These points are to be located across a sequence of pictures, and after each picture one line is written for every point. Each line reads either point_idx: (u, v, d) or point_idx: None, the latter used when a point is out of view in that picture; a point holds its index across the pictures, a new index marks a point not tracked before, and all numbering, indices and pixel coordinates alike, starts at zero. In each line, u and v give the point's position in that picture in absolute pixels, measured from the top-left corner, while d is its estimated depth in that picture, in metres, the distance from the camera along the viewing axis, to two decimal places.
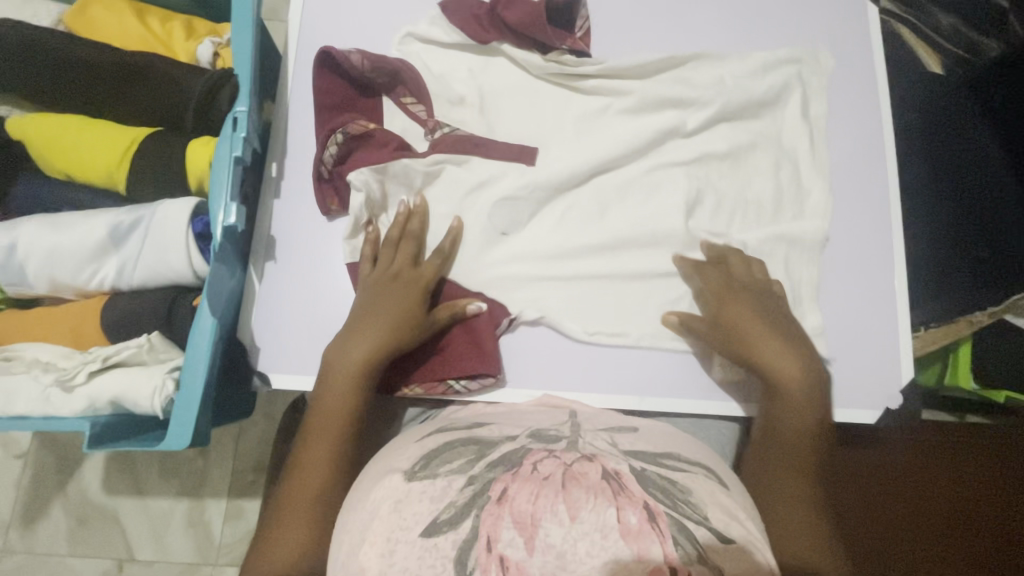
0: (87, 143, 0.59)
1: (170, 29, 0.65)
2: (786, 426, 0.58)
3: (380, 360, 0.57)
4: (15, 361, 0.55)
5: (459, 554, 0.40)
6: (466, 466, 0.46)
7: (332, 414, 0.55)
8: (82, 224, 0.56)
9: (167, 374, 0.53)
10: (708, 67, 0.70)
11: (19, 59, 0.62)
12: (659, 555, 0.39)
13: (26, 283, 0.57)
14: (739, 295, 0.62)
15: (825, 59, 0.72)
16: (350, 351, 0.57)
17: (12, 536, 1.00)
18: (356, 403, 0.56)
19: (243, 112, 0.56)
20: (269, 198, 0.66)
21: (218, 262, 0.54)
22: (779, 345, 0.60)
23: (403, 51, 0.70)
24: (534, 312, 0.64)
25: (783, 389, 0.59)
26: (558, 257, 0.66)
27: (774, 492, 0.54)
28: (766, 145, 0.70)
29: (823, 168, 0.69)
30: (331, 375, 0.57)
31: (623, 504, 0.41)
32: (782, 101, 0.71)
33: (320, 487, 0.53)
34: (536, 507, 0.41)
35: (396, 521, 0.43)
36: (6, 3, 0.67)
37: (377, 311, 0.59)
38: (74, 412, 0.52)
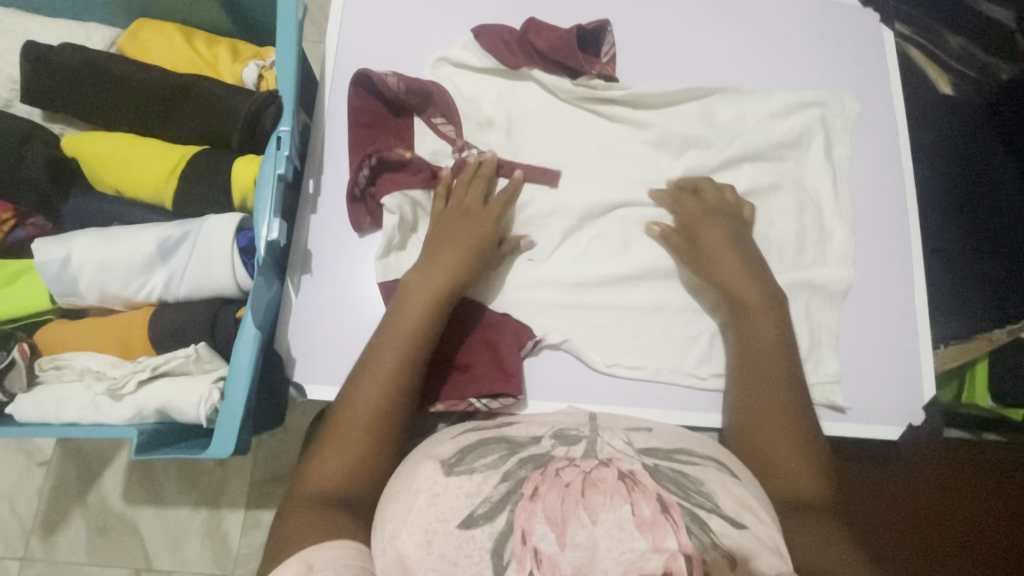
0: (138, 162, 0.62)
1: (216, 52, 0.68)
2: (762, 339, 0.60)
3: (450, 283, 0.59)
4: (66, 369, 0.58)
5: (495, 545, 0.41)
6: (499, 461, 0.47)
7: (401, 337, 0.55)
8: (132, 238, 0.58)
9: (213, 383, 0.55)
10: (732, 105, 0.73)
11: (74, 81, 0.65)
12: (673, 544, 0.40)
13: (77, 295, 0.59)
14: (705, 241, 0.65)
15: (848, 102, 0.75)
16: (427, 278, 0.58)
17: (33, 544, 1.02)
18: (425, 322, 0.56)
19: (287, 131, 0.59)
20: (306, 213, 0.68)
21: (261, 275, 0.56)
22: (743, 276, 0.63)
23: (435, 74, 0.72)
24: (557, 336, 0.65)
25: (759, 342, 0.61)
26: (579, 282, 0.67)
27: (770, 466, 0.54)
28: (790, 187, 0.72)
29: (846, 214, 0.72)
30: (406, 298, 0.58)
31: (637, 498, 0.42)
32: (804, 144, 0.73)
33: (381, 409, 0.52)
34: (564, 509, 0.41)
35: (434, 512, 0.44)
36: (60, 27, 0.71)
37: (451, 244, 0.61)
38: (122, 420, 0.54)
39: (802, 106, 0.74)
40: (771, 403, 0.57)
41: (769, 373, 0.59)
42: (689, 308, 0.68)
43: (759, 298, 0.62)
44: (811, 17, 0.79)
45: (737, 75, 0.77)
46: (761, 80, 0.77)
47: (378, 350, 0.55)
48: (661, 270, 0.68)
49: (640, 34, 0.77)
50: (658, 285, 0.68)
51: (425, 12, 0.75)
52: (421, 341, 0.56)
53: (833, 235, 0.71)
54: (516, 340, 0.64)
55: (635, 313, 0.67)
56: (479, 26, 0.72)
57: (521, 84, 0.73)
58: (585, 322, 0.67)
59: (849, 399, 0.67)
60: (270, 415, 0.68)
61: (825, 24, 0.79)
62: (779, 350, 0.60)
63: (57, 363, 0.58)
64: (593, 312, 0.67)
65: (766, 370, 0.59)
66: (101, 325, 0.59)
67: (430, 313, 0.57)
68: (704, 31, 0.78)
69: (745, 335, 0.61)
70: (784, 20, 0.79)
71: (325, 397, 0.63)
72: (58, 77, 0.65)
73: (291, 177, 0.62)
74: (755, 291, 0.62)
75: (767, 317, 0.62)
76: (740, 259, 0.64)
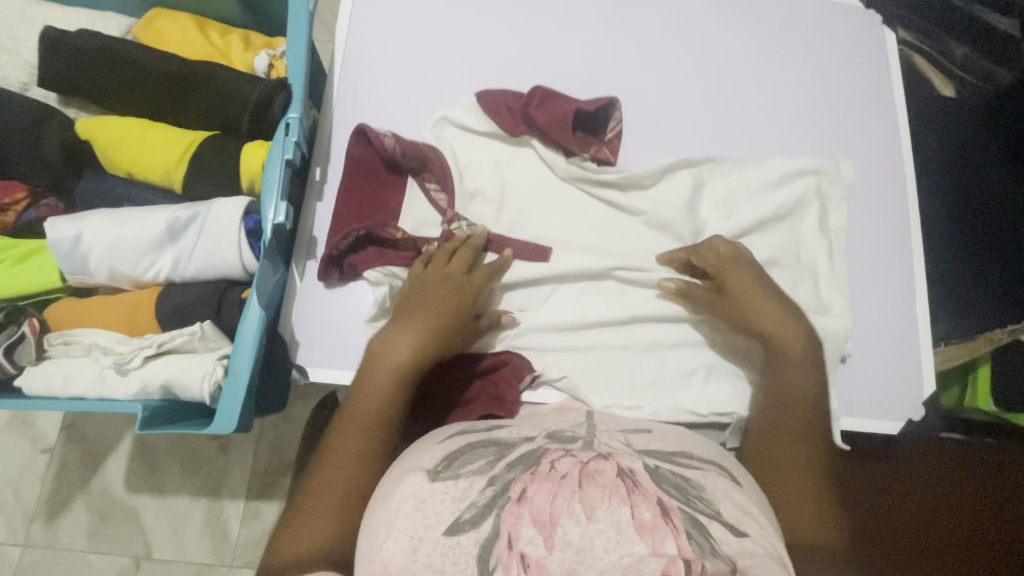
0: (150, 146, 0.64)
1: (228, 42, 0.70)
2: (789, 415, 0.59)
3: (426, 356, 0.56)
4: (75, 344, 0.59)
5: (481, 551, 0.41)
6: (487, 466, 0.47)
7: (369, 409, 0.53)
8: (142, 219, 0.60)
9: (217, 360, 0.56)
10: (722, 178, 0.71)
11: (91, 67, 0.67)
12: (673, 548, 0.40)
13: (87, 273, 0.61)
14: (733, 288, 0.63)
15: (846, 170, 0.74)
16: (389, 351, 0.56)
17: (35, 530, 1.02)
18: (398, 399, 0.54)
19: (296, 118, 0.60)
20: (313, 200, 0.69)
21: (266, 258, 0.58)
22: (783, 330, 0.61)
23: (436, 134, 0.71)
24: (557, 372, 0.64)
25: (772, 398, 0.60)
26: (575, 325, 0.66)
27: (782, 495, 0.54)
28: (786, 262, 0.69)
29: (844, 288, 0.69)
30: (371, 373, 0.55)
31: (637, 501, 0.43)
32: (797, 215, 0.71)
33: (345, 490, 0.51)
34: (555, 507, 0.42)
35: (420, 518, 0.44)
36: (78, 15, 0.73)
37: (421, 312, 0.58)
38: (127, 395, 0.55)
39: (799, 173, 0.72)
40: (780, 454, 0.57)
41: (786, 426, 0.58)
42: (683, 345, 0.66)
43: (789, 356, 0.60)
44: (816, 28, 0.82)
45: (740, 84, 0.78)
46: (764, 89, 0.78)
47: (349, 425, 0.53)
48: (654, 317, 0.66)
49: (645, 43, 0.79)
50: (653, 328, 0.67)
51: (436, 9, 0.77)
52: (388, 417, 0.54)
53: (829, 311, 0.68)
54: (514, 372, 0.63)
55: (633, 356, 0.66)
56: (482, 90, 0.72)
57: (520, 150, 0.72)
58: (583, 364, 0.65)
59: (851, 410, 0.67)
60: (274, 396, 0.69)
61: (823, 33, 0.82)
62: (807, 412, 0.59)
63: (66, 338, 0.59)
64: (589, 356, 0.66)
65: (782, 427, 0.58)
66: (110, 303, 0.60)
67: (396, 392, 0.54)
68: (707, 40, 0.80)
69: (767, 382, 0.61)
70: (786, 29, 0.81)
71: (327, 379, 0.63)
72: (76, 63, 0.67)
73: (298, 163, 0.63)
74: (799, 347, 0.60)
75: (800, 374, 0.60)
76: (776, 301, 0.62)
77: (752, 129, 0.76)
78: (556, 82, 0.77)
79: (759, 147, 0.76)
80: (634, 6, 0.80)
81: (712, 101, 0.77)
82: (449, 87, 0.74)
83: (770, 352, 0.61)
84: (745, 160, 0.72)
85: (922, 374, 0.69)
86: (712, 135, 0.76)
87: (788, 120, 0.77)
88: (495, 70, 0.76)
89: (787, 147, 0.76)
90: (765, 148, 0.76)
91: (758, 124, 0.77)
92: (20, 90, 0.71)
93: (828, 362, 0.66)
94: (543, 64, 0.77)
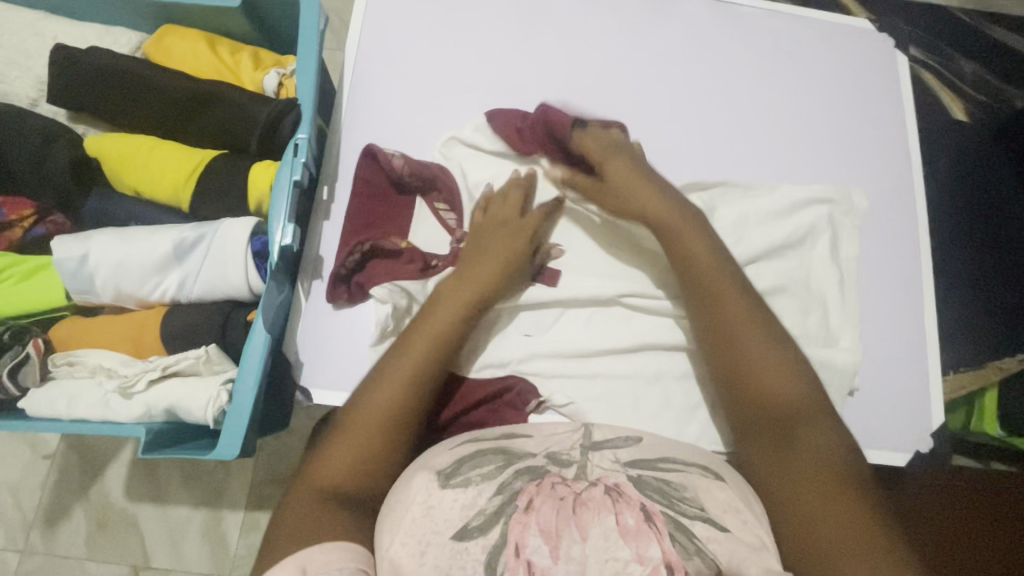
0: (158, 165, 0.64)
1: (238, 59, 0.70)
2: (724, 302, 0.56)
3: (486, 292, 0.59)
4: (78, 366, 0.59)
5: (488, 559, 0.43)
6: (496, 472, 0.49)
7: (431, 334, 0.55)
8: (149, 239, 0.59)
9: (222, 385, 0.55)
10: (733, 204, 0.71)
11: (101, 84, 0.67)
12: (657, 553, 0.43)
13: (93, 292, 0.60)
14: (613, 173, 0.65)
15: (858, 200, 0.74)
16: (460, 285, 0.59)
17: (33, 537, 1.02)
18: (457, 328, 0.56)
19: (304, 139, 0.60)
20: (320, 219, 0.68)
21: (273, 279, 0.57)
22: (712, 262, 0.59)
23: (444, 154, 0.71)
24: (563, 398, 0.63)
25: (722, 335, 0.56)
26: (579, 352, 0.65)
27: (765, 388, 0.53)
28: (796, 289, 0.69)
29: (851, 318, 0.69)
30: (440, 302, 0.57)
31: (621, 509, 0.46)
32: (808, 243, 0.70)
33: (401, 405, 0.50)
34: (559, 521, 0.44)
35: (428, 524, 0.45)
36: (89, 31, 0.73)
37: (487, 256, 0.61)
38: (132, 418, 0.55)
39: (810, 201, 0.72)
40: (759, 394, 0.53)
41: (747, 358, 0.54)
42: (689, 377, 0.65)
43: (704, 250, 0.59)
44: (828, 51, 0.81)
45: (750, 105, 0.78)
46: (774, 109, 0.78)
47: (408, 344, 0.54)
48: (664, 345, 0.65)
49: (656, 61, 0.79)
50: (658, 356, 0.66)
51: (446, 28, 0.77)
52: (449, 349, 0.55)
53: (836, 343, 0.68)
54: (520, 398, 0.63)
55: (634, 383, 0.65)
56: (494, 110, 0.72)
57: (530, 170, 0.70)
58: (590, 391, 0.64)
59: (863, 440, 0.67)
60: (277, 416, 0.68)
61: (835, 56, 0.81)
62: (762, 340, 0.54)
63: (70, 359, 0.59)
64: (595, 384, 0.65)
65: (744, 371, 0.54)
66: (115, 323, 0.60)
67: (460, 326, 0.56)
68: (718, 59, 0.80)
69: (711, 321, 0.57)
70: (798, 51, 0.81)
71: (331, 403, 0.63)
72: (86, 79, 0.67)
73: (306, 183, 0.63)
74: (725, 273, 0.58)
75: (740, 300, 0.57)
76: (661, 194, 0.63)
77: (761, 150, 0.76)
78: (566, 100, 0.77)
79: (767, 168, 0.76)
80: (646, 25, 0.80)
81: (722, 120, 0.77)
82: (459, 105, 0.74)
83: (706, 284, 0.58)
84: (754, 186, 0.72)
85: (933, 401, 0.68)
86: (721, 155, 0.76)
87: (797, 142, 0.77)
88: (505, 87, 0.76)
89: (796, 168, 0.76)
90: (774, 168, 0.76)
91: (768, 144, 0.77)
92: (29, 106, 0.71)
93: (834, 395, 0.66)
94: (554, 81, 0.77)
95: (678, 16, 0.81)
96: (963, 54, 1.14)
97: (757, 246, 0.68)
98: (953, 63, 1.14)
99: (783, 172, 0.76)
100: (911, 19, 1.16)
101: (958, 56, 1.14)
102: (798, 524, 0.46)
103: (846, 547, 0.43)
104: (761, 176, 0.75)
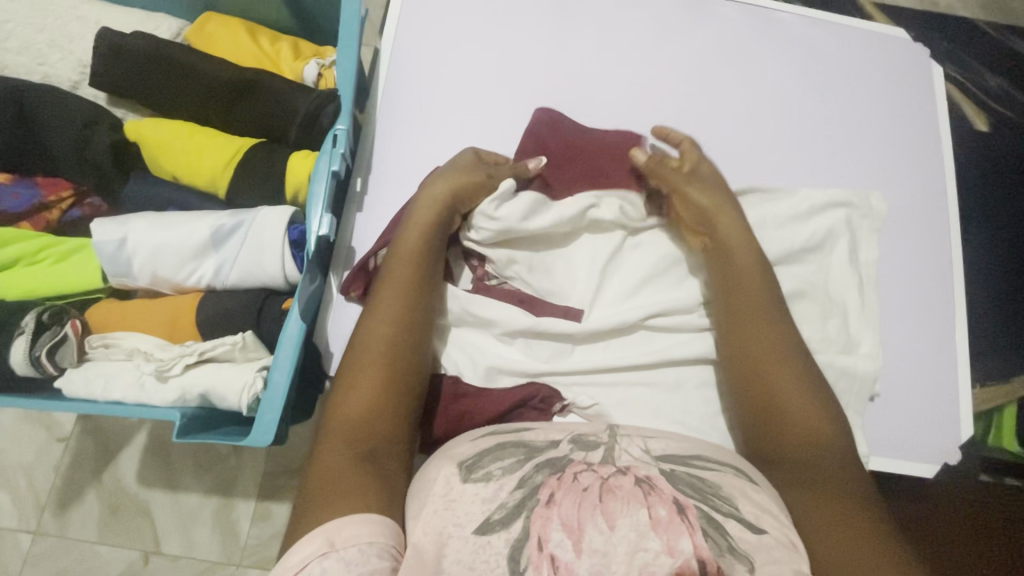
0: (197, 151, 0.65)
1: (278, 49, 0.71)
2: (752, 332, 0.57)
3: (444, 212, 0.60)
4: (114, 348, 0.59)
5: (511, 552, 0.40)
6: (517, 465, 0.46)
7: (405, 268, 0.56)
8: (187, 224, 0.60)
9: (256, 371, 0.55)
10: (752, 207, 0.70)
11: (143, 68, 0.68)
12: (688, 547, 0.40)
13: (130, 275, 0.61)
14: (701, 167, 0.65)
15: (877, 203, 0.72)
16: (408, 252, 0.57)
17: (46, 519, 1.02)
18: (427, 256, 0.57)
19: (343, 130, 0.60)
20: (352, 211, 0.68)
21: (308, 269, 0.57)
22: (745, 270, 0.60)
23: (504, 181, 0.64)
24: (587, 400, 0.62)
25: (748, 330, 0.57)
26: (600, 369, 0.63)
27: (786, 396, 0.54)
28: (815, 294, 0.68)
29: (873, 323, 0.68)
30: (410, 227, 0.58)
31: (653, 502, 0.43)
32: (828, 246, 0.70)
33: (392, 344, 0.53)
34: (581, 515, 0.41)
35: (449, 517, 0.43)
36: (130, 16, 0.74)
37: (433, 218, 0.59)
38: (166, 401, 0.55)
39: (828, 205, 0.71)
40: (779, 405, 0.54)
41: (764, 345, 0.56)
42: (709, 385, 0.64)
43: (743, 272, 0.59)
44: (863, 57, 0.81)
45: (784, 110, 0.78)
46: (806, 112, 0.78)
47: (389, 283, 0.56)
48: (691, 356, 0.63)
49: (690, 62, 0.79)
50: (679, 365, 0.64)
51: (483, 23, 0.77)
52: (414, 312, 0.55)
53: (857, 348, 0.67)
54: (543, 402, 0.61)
55: (654, 392, 0.63)
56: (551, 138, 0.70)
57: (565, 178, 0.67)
58: (612, 397, 0.63)
59: (896, 448, 0.66)
60: (304, 405, 0.69)
61: (870, 63, 0.81)
62: (777, 338, 0.56)
63: (107, 341, 0.60)
64: (613, 392, 0.63)
65: (758, 366, 0.56)
66: (151, 307, 0.61)
67: (415, 294, 0.55)
68: (751, 62, 0.80)
69: (734, 327, 0.58)
70: (833, 56, 0.81)
71: None
72: (129, 64, 0.68)
73: (342, 175, 0.63)
74: (760, 280, 0.59)
75: (768, 319, 0.57)
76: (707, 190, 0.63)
77: (798, 156, 0.76)
78: (598, 97, 0.76)
79: (798, 173, 0.75)
80: (681, 25, 0.80)
81: (755, 126, 0.77)
82: (490, 100, 0.74)
83: (737, 287, 0.59)
84: (771, 189, 0.71)
85: (961, 414, 0.68)
86: (753, 158, 0.75)
87: (831, 148, 0.77)
88: (537, 84, 0.76)
89: (830, 177, 0.75)
90: (805, 173, 0.75)
91: (803, 149, 0.76)
92: (71, 89, 0.72)
93: (854, 402, 0.65)
94: (585, 80, 0.77)
95: (712, 18, 0.81)
96: (990, 68, 1.14)
97: (777, 248, 0.68)
98: (980, 78, 1.13)
99: (813, 177, 0.75)
100: (937, 32, 1.16)
101: (984, 70, 1.14)
102: (817, 535, 0.45)
103: (854, 546, 0.43)
104: (793, 176, 0.75)
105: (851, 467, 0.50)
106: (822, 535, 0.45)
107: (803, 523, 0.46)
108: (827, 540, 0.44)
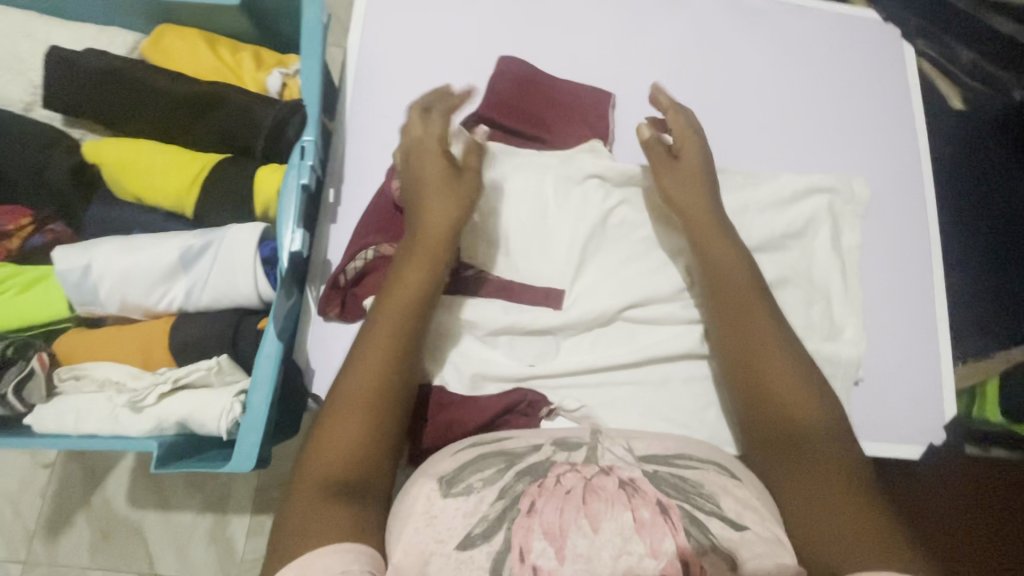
0: (160, 170, 0.63)
1: (240, 59, 0.69)
2: (751, 331, 0.55)
3: (448, 232, 0.53)
4: (85, 379, 0.58)
5: (495, 565, 0.40)
6: (497, 476, 0.45)
7: (404, 295, 0.51)
8: (154, 247, 0.58)
9: (234, 396, 0.54)
10: (734, 192, 0.69)
11: (98, 86, 0.65)
12: (671, 546, 0.41)
13: (98, 303, 0.59)
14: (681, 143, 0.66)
15: (859, 188, 0.72)
16: (407, 276, 0.52)
17: (35, 547, 1.00)
18: (429, 281, 0.52)
19: (310, 142, 0.58)
20: (327, 222, 0.67)
21: (282, 287, 0.55)
22: (729, 261, 0.59)
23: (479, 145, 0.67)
24: (573, 403, 0.62)
25: (737, 321, 0.57)
26: (586, 370, 0.63)
27: (779, 386, 0.53)
28: (798, 281, 0.68)
29: (857, 307, 0.68)
30: (411, 249, 0.53)
31: (637, 505, 0.42)
32: (809, 233, 0.70)
33: (388, 377, 0.48)
34: (564, 521, 0.42)
35: (432, 534, 0.42)
36: (83, 31, 0.71)
37: (434, 238, 0.53)
38: (142, 432, 0.54)
39: (807, 191, 0.70)
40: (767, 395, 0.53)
41: (757, 335, 0.55)
42: (696, 380, 0.64)
43: (737, 268, 0.58)
44: (835, 38, 0.81)
45: (759, 95, 0.77)
46: (781, 97, 0.77)
47: (385, 309, 0.51)
48: (676, 352, 0.63)
49: (664, 52, 0.78)
50: (665, 361, 0.64)
51: (451, 20, 0.75)
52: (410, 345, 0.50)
53: (840, 334, 0.67)
54: (529, 407, 0.61)
55: (641, 389, 0.63)
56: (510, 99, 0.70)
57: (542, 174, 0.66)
58: (600, 398, 0.63)
59: (881, 431, 0.67)
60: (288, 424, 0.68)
61: (843, 44, 0.81)
62: (769, 334, 0.55)
63: (76, 373, 0.58)
64: (600, 392, 0.63)
65: (758, 361, 0.54)
66: (123, 335, 0.59)
67: (413, 324, 0.51)
68: (724, 49, 0.79)
69: (728, 325, 0.57)
70: (806, 39, 0.80)
71: None
72: (84, 83, 0.66)
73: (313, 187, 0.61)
74: (747, 272, 0.59)
75: (760, 308, 0.57)
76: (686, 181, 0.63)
77: (775, 144, 0.76)
78: None
79: (776, 159, 0.75)
80: (653, 14, 0.79)
81: (730, 113, 0.76)
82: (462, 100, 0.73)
83: (723, 276, 0.59)
84: (753, 177, 0.70)
85: (944, 393, 0.68)
86: (731, 146, 0.75)
87: (807, 132, 0.77)
88: None
89: (809, 163, 0.75)
90: (783, 159, 0.75)
91: (780, 134, 0.76)
92: (24, 111, 0.69)
93: (839, 389, 0.65)
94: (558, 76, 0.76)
95: (683, 7, 0.80)
96: None
97: (760, 237, 0.68)
98: None
99: (792, 162, 0.75)
100: None
101: None
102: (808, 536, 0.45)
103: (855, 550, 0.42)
104: (770, 164, 0.75)
105: (846, 451, 0.49)
106: (814, 535, 0.45)
107: (791, 521, 0.47)
108: (820, 541, 0.44)
